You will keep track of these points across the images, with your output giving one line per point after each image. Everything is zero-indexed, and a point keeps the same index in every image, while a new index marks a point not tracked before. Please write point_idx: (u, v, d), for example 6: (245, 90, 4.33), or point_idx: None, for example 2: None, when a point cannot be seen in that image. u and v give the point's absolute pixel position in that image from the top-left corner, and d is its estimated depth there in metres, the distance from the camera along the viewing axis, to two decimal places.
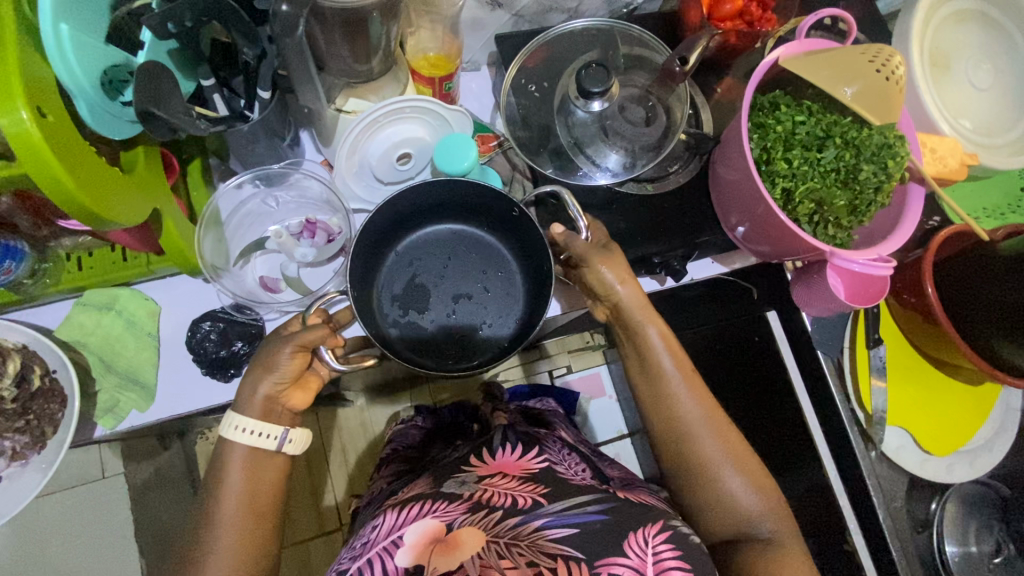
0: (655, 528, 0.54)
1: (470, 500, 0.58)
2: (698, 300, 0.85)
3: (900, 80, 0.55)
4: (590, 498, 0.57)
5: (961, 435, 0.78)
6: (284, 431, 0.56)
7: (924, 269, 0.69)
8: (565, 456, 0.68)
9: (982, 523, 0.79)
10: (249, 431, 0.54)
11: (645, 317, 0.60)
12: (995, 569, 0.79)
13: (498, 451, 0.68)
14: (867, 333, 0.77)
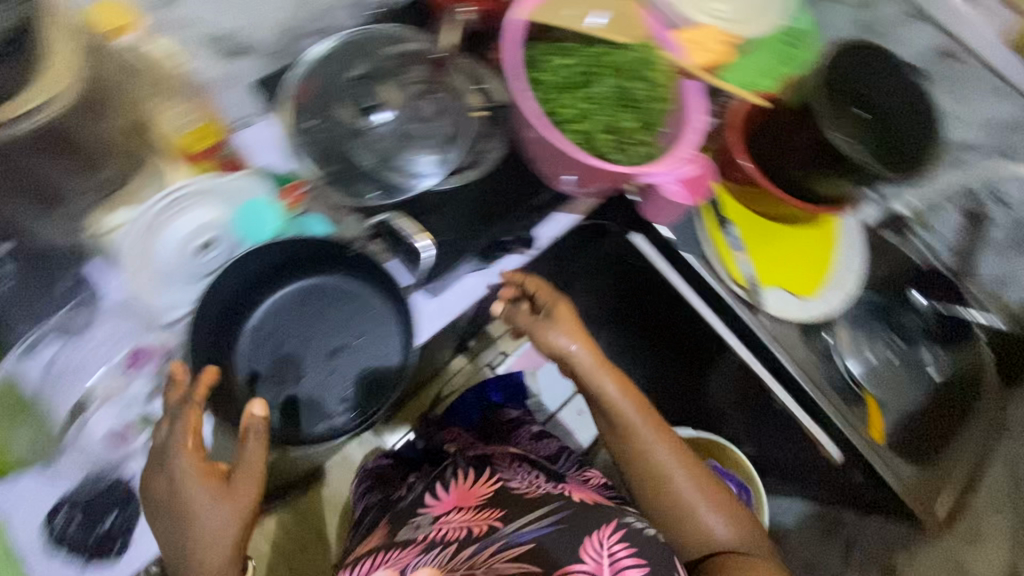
0: (610, 528, 0.54)
1: (424, 542, 0.59)
2: (576, 249, 0.93)
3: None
4: (549, 511, 0.58)
5: (822, 271, 0.87)
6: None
7: (730, 144, 0.76)
8: (519, 471, 0.68)
9: (871, 335, 0.90)
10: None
11: (601, 376, 0.63)
12: (896, 366, 0.89)
13: (454, 481, 0.69)
14: (715, 217, 0.83)
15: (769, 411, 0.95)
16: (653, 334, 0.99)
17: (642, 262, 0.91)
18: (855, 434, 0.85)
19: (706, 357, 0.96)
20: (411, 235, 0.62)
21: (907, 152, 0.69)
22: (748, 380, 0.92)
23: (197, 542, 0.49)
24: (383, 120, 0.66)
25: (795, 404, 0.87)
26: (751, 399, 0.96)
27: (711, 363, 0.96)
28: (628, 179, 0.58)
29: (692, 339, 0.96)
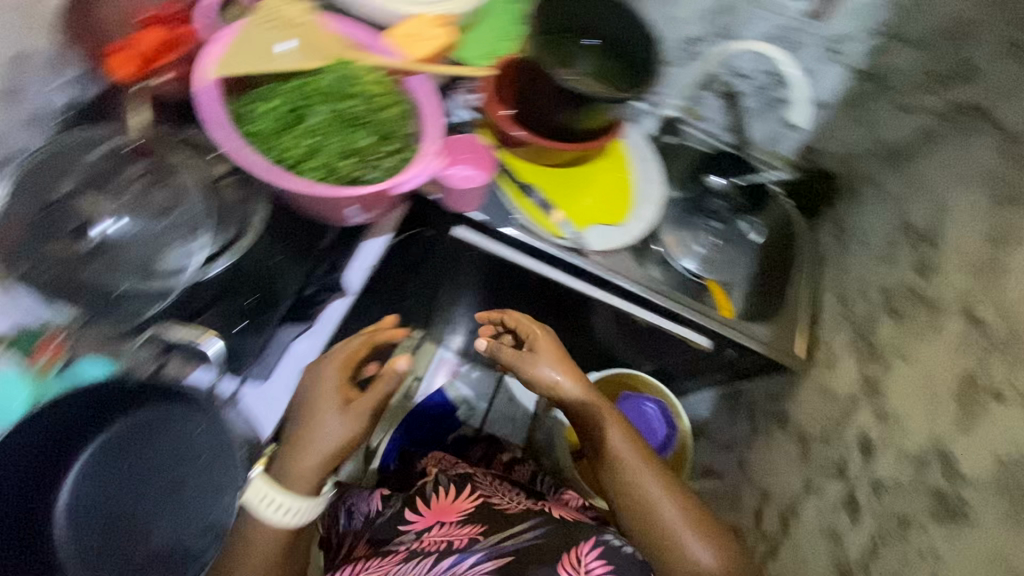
0: (589, 544, 0.59)
1: (405, 552, 0.69)
2: (400, 256, 0.94)
3: (303, 21, 0.61)
4: (532, 525, 0.67)
5: (626, 195, 0.95)
6: (312, 499, 0.59)
7: (496, 121, 0.83)
8: (497, 488, 0.79)
9: (691, 227, 1.00)
10: (281, 510, 0.57)
11: (588, 399, 0.72)
12: (720, 245, 1.01)
13: (434, 496, 0.77)
14: (514, 184, 0.88)
15: (637, 331, 1.00)
16: (512, 299, 1.04)
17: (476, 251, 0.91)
18: (708, 317, 0.92)
19: (566, 305, 1.00)
20: (199, 336, 0.58)
21: (626, 76, 0.78)
22: (610, 314, 0.97)
23: (305, 441, 0.59)
24: (103, 232, 0.59)
25: (654, 315, 0.93)
26: (624, 327, 1.00)
27: (574, 311, 1.01)
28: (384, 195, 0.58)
29: (552, 300, 0.99)
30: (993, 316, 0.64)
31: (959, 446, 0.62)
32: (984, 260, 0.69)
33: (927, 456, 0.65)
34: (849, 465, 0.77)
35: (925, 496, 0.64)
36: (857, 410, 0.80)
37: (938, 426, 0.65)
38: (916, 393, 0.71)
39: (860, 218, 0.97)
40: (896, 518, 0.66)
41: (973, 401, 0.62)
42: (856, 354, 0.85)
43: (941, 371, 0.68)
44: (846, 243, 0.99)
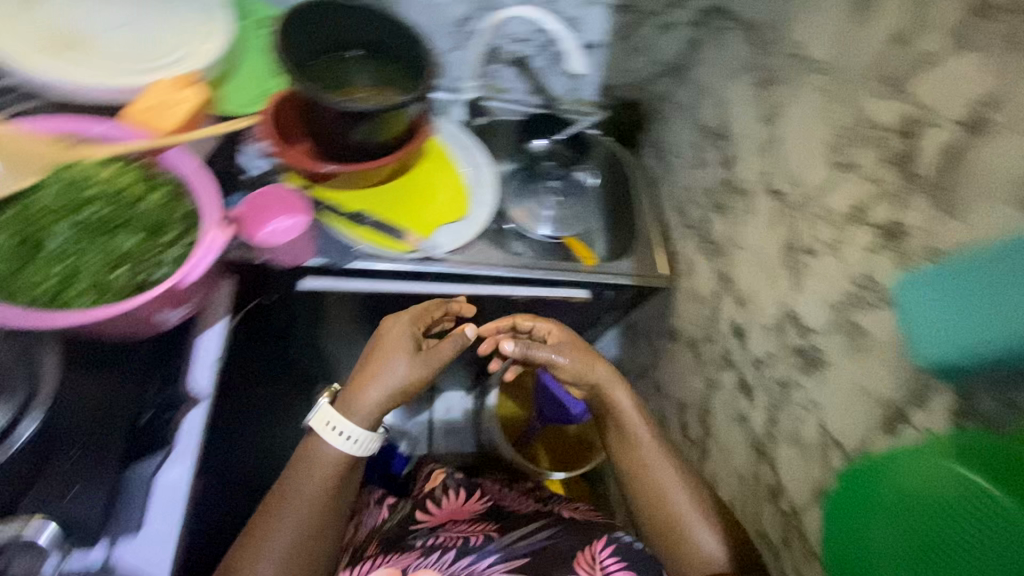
0: (603, 544, 0.73)
1: (424, 547, 0.77)
2: (257, 331, 0.89)
3: (8, 149, 0.59)
4: (540, 529, 0.78)
5: (460, 189, 0.95)
6: (368, 436, 0.74)
7: (298, 164, 0.79)
8: (506, 493, 0.91)
9: (532, 195, 1.03)
10: (345, 435, 0.72)
11: (620, 393, 0.81)
12: (563, 203, 1.05)
13: (444, 497, 0.87)
14: (344, 217, 0.85)
15: (523, 309, 1.02)
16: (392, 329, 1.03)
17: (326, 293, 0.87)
18: (574, 269, 0.96)
19: None
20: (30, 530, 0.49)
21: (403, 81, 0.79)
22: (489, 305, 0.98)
23: (370, 365, 0.75)
24: None
25: (527, 290, 0.96)
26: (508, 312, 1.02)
27: None
28: (179, 288, 0.59)
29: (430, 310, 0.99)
30: (788, 185, 0.72)
31: (801, 305, 0.69)
32: (766, 140, 0.77)
33: (782, 322, 0.73)
34: (731, 353, 0.85)
35: (790, 356, 0.71)
36: (721, 303, 0.87)
37: (781, 293, 0.73)
38: (757, 271, 0.79)
39: (668, 134, 1.05)
40: (777, 383, 0.74)
41: (797, 261, 0.70)
42: (705, 255, 0.93)
43: (767, 244, 0.76)
44: (666, 160, 1.07)
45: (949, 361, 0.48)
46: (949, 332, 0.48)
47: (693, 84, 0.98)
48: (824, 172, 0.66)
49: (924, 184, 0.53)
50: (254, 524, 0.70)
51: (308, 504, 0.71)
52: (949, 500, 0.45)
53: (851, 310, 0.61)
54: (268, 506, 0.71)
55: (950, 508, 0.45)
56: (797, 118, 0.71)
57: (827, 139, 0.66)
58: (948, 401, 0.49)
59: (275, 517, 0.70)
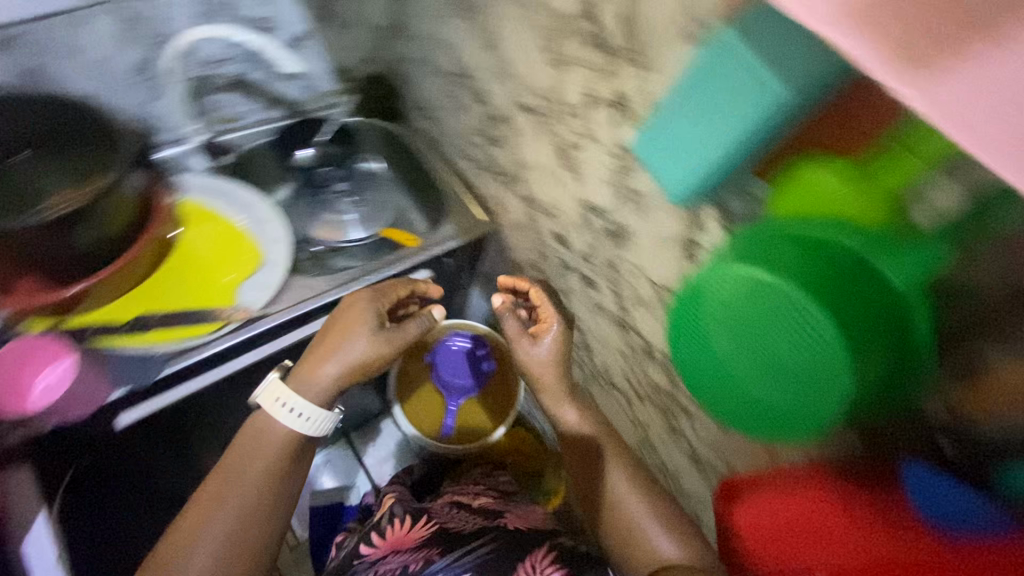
0: (539, 553, 0.75)
1: None
2: (84, 485, 0.81)
3: None
4: (481, 543, 0.79)
5: (242, 240, 0.88)
6: (322, 413, 0.73)
7: (36, 302, 0.71)
8: (453, 515, 0.92)
9: (323, 208, 0.98)
10: (297, 412, 0.72)
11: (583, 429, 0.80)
12: (359, 201, 1.00)
13: (390, 528, 0.92)
14: (123, 330, 0.75)
15: None
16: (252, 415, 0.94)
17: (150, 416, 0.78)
18: (399, 258, 0.94)
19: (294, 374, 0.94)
20: None
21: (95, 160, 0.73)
22: None
23: (326, 346, 0.75)
24: None
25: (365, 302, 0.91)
26: None
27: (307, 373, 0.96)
28: None
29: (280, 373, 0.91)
30: (530, 96, 0.77)
31: (591, 192, 0.76)
32: (495, 62, 0.81)
33: (585, 214, 0.79)
34: (566, 259, 0.90)
35: (604, 238, 0.78)
36: (537, 221, 0.92)
37: (572, 189, 0.80)
38: (546, 179, 0.84)
39: (421, 91, 1.04)
40: (607, 264, 0.81)
41: (569, 157, 0.76)
42: (504, 187, 0.96)
43: (543, 154, 0.82)
44: (432, 116, 1.06)
45: (696, 179, 0.51)
46: (687, 150, 0.50)
47: (417, 38, 0.97)
48: (551, 74, 0.71)
49: (619, 53, 0.59)
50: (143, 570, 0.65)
51: (253, 492, 0.69)
52: (754, 294, 0.46)
53: (624, 179, 0.68)
54: (207, 496, 0.68)
55: (758, 296, 0.46)
56: (508, 33, 0.75)
57: (536, 42, 0.71)
58: (716, 219, 0.58)
59: (215, 504, 0.67)
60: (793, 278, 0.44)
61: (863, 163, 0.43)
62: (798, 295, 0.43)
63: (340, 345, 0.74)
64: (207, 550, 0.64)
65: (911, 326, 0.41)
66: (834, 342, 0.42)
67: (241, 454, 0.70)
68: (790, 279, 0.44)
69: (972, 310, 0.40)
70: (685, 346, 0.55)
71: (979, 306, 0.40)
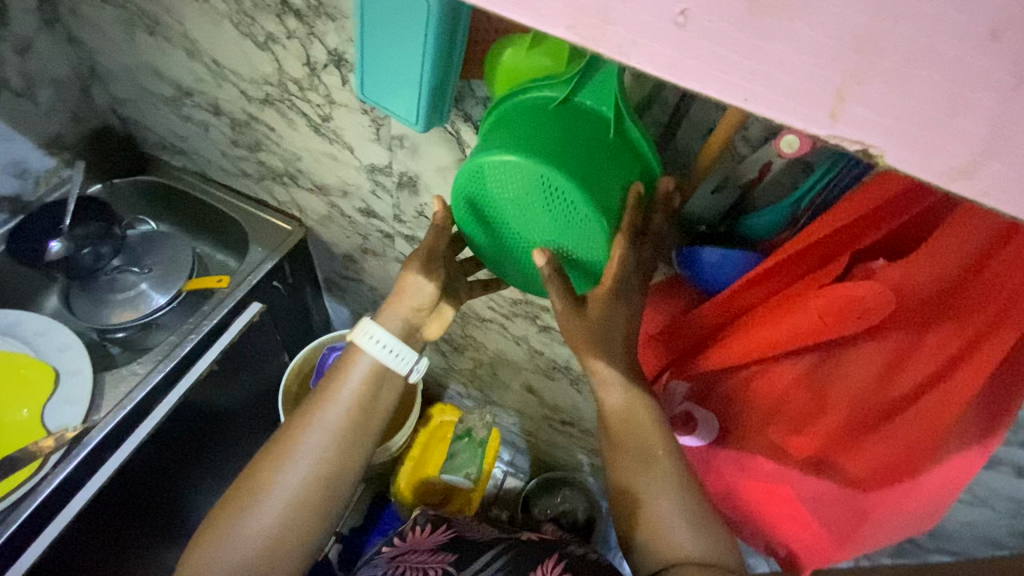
0: (551, 563, 0.78)
1: None
2: None
3: None
4: (493, 557, 0.81)
5: (14, 364, 0.77)
6: (415, 356, 0.63)
7: None
8: (479, 527, 0.92)
9: (106, 289, 0.88)
10: (390, 351, 0.61)
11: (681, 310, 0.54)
12: (145, 267, 0.91)
13: (412, 529, 0.92)
14: None
15: (226, 371, 0.92)
16: (146, 527, 0.88)
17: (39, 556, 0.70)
18: (219, 302, 0.88)
19: (174, 465, 0.88)
20: None
21: None
22: (189, 410, 0.86)
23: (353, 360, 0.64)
24: None
25: (203, 361, 0.86)
26: (217, 392, 0.91)
27: (188, 459, 0.91)
28: None
29: (160, 470, 0.86)
30: (259, 87, 0.74)
31: (363, 156, 0.76)
32: (207, 67, 0.76)
33: (373, 178, 0.79)
34: (384, 229, 0.90)
35: (399, 192, 0.79)
36: (339, 206, 0.90)
37: (346, 160, 0.79)
38: (323, 163, 0.82)
39: (157, 127, 0.95)
40: (416, 215, 0.82)
41: (327, 131, 0.75)
42: (292, 188, 0.92)
43: (305, 139, 0.79)
44: (182, 149, 0.97)
45: (423, 101, 0.52)
46: (396, 81, 0.52)
47: (119, 74, 0.87)
48: (264, 56, 0.69)
49: (308, 13, 0.59)
50: None
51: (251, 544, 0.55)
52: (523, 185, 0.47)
53: (382, 130, 0.69)
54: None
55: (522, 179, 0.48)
56: (203, 32, 0.71)
57: (233, 30, 0.68)
58: (471, 131, 0.62)
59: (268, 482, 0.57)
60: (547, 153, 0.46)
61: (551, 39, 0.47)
62: (557, 171, 0.45)
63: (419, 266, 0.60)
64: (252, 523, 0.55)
65: (635, 146, 0.48)
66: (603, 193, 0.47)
67: (311, 403, 0.61)
68: (547, 157, 0.45)
69: (664, 115, 0.49)
70: (492, 249, 0.57)
71: (665, 114, 0.49)
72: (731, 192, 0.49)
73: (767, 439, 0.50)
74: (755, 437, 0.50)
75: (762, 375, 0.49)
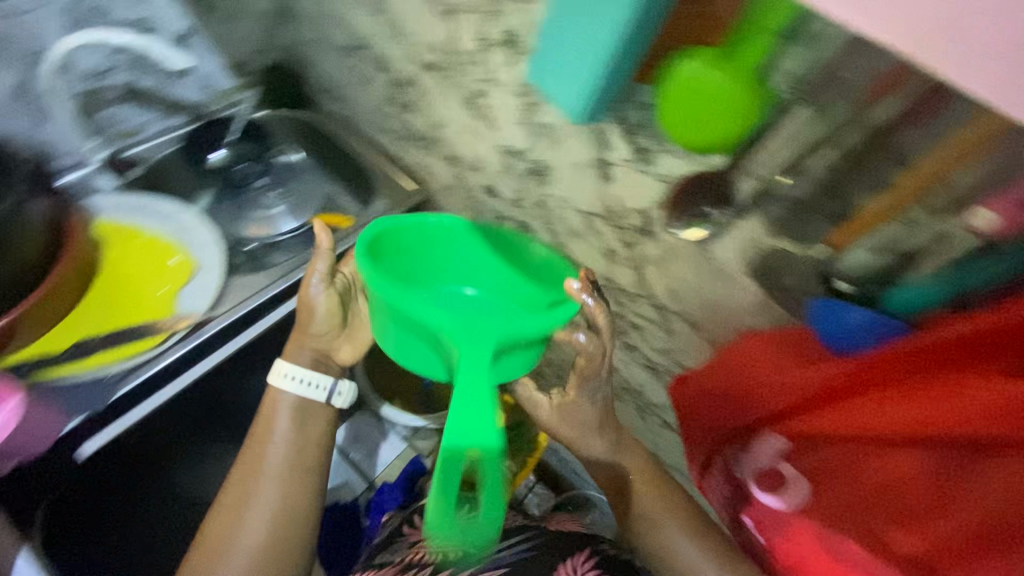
0: (580, 556, 0.77)
1: (402, 565, 0.85)
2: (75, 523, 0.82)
3: None
4: (519, 540, 0.82)
5: (165, 247, 0.88)
6: (330, 382, 0.72)
7: None
8: (502, 513, 0.95)
9: (248, 201, 0.97)
10: (303, 380, 0.71)
11: (795, 362, 0.52)
12: (282, 192, 1.00)
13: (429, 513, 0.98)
14: (70, 359, 0.75)
15: None
16: (222, 429, 0.97)
17: (80, 473, 0.76)
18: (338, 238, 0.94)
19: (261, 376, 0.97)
20: None
21: None
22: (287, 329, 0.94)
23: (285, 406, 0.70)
24: None
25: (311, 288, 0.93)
26: None
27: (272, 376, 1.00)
28: None
29: (250, 377, 0.94)
30: (428, 53, 0.78)
31: (505, 137, 0.78)
32: (389, 26, 0.81)
33: (506, 159, 0.81)
34: (500, 210, 0.92)
35: (528, 178, 0.80)
36: (465, 179, 0.93)
37: (488, 138, 0.81)
38: (463, 135, 0.86)
39: (325, 73, 1.03)
40: (536, 203, 0.83)
41: (479, 106, 0.78)
42: (426, 152, 0.97)
43: (454, 109, 0.83)
44: (340, 96, 1.05)
45: (591, 91, 0.54)
46: (574, 67, 0.54)
47: (308, 18, 0.96)
48: (443, 26, 0.73)
49: None
50: None
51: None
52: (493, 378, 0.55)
53: (532, 115, 0.70)
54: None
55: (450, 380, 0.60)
56: None
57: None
58: (620, 134, 0.61)
59: (227, 543, 0.64)
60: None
61: (737, 61, 0.46)
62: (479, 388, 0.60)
63: (307, 300, 0.70)
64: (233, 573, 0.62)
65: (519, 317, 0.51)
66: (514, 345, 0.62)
67: (249, 466, 0.68)
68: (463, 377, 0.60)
69: (836, 160, 0.47)
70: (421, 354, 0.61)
71: (835, 156, 0.47)
72: (889, 256, 0.47)
73: (867, 525, 0.46)
74: (850, 520, 0.47)
75: (875, 458, 0.47)
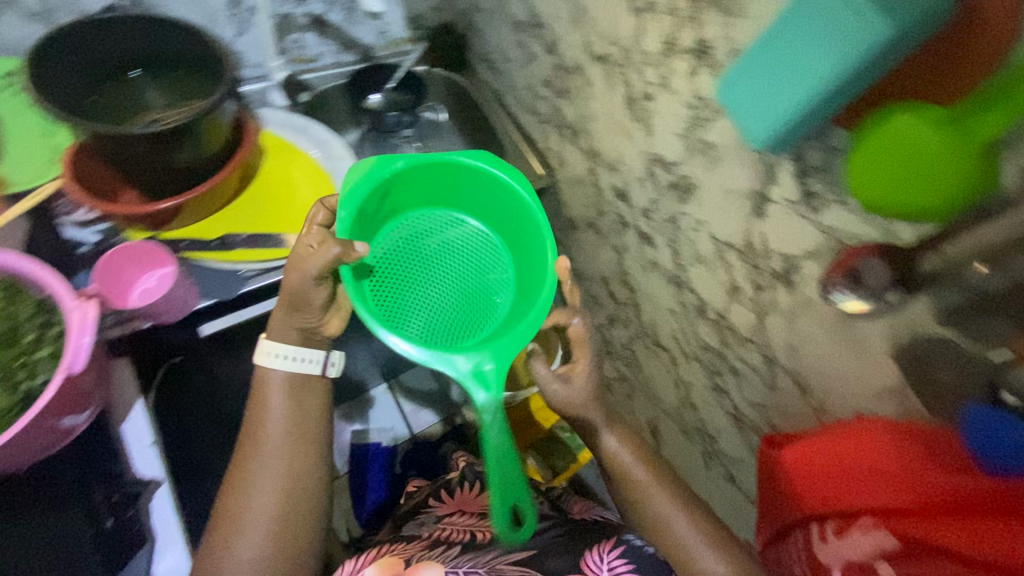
0: (610, 544, 0.73)
1: (428, 540, 0.84)
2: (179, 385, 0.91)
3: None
4: (547, 527, 0.81)
5: (310, 169, 0.94)
6: (321, 356, 0.74)
7: (135, 211, 0.77)
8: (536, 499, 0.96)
9: (390, 146, 1.03)
10: (295, 357, 0.72)
11: (934, 466, 0.48)
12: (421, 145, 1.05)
13: (458, 490, 0.99)
14: (212, 248, 0.83)
15: None
16: None
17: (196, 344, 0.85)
18: None
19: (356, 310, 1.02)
20: None
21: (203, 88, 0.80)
22: None
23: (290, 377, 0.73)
24: None
25: None
26: None
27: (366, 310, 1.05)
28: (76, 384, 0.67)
29: None
30: (604, 45, 0.78)
31: (657, 145, 0.77)
32: (573, 10, 0.81)
33: (650, 167, 0.80)
34: (625, 215, 0.91)
35: (666, 191, 0.79)
36: (598, 176, 0.93)
37: (638, 142, 0.80)
38: (611, 133, 0.85)
39: (491, 43, 1.06)
40: (667, 219, 0.81)
41: (639, 109, 0.77)
42: (567, 141, 0.97)
43: (613, 106, 0.82)
44: (498, 67, 1.07)
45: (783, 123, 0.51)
46: (773, 94, 0.51)
47: None
48: (631, 22, 0.72)
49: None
50: (244, 466, 0.71)
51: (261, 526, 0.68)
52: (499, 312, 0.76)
53: (696, 130, 0.68)
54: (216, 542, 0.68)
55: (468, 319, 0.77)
56: None
57: None
58: (790, 171, 0.58)
59: (248, 493, 0.69)
60: (420, 282, 0.77)
61: (967, 132, 0.41)
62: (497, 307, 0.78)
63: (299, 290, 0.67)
64: (263, 514, 0.68)
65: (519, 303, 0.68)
66: (484, 254, 0.81)
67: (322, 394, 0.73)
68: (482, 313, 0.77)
69: None
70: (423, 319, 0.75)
71: None
72: None
73: None
74: None
75: None
